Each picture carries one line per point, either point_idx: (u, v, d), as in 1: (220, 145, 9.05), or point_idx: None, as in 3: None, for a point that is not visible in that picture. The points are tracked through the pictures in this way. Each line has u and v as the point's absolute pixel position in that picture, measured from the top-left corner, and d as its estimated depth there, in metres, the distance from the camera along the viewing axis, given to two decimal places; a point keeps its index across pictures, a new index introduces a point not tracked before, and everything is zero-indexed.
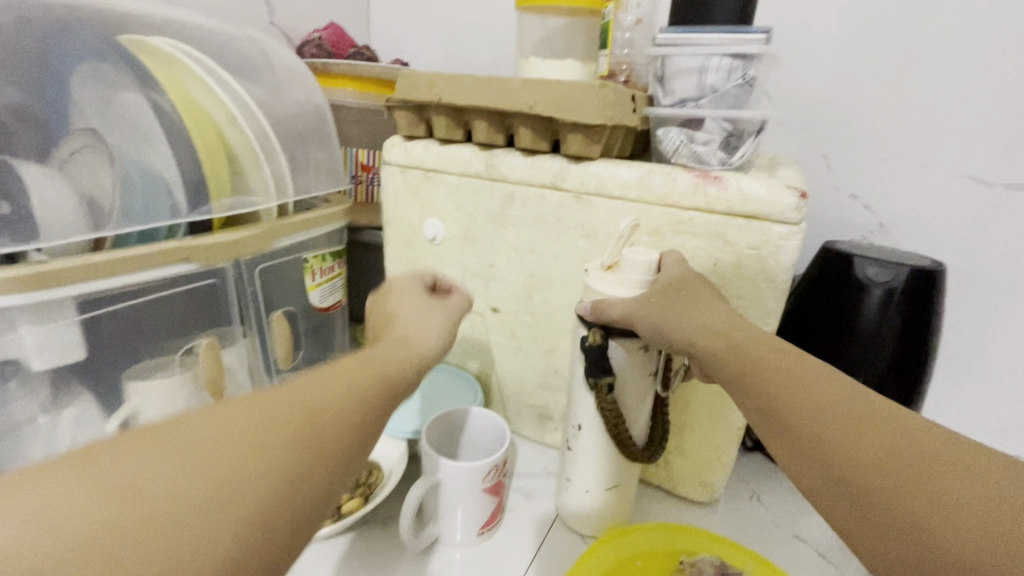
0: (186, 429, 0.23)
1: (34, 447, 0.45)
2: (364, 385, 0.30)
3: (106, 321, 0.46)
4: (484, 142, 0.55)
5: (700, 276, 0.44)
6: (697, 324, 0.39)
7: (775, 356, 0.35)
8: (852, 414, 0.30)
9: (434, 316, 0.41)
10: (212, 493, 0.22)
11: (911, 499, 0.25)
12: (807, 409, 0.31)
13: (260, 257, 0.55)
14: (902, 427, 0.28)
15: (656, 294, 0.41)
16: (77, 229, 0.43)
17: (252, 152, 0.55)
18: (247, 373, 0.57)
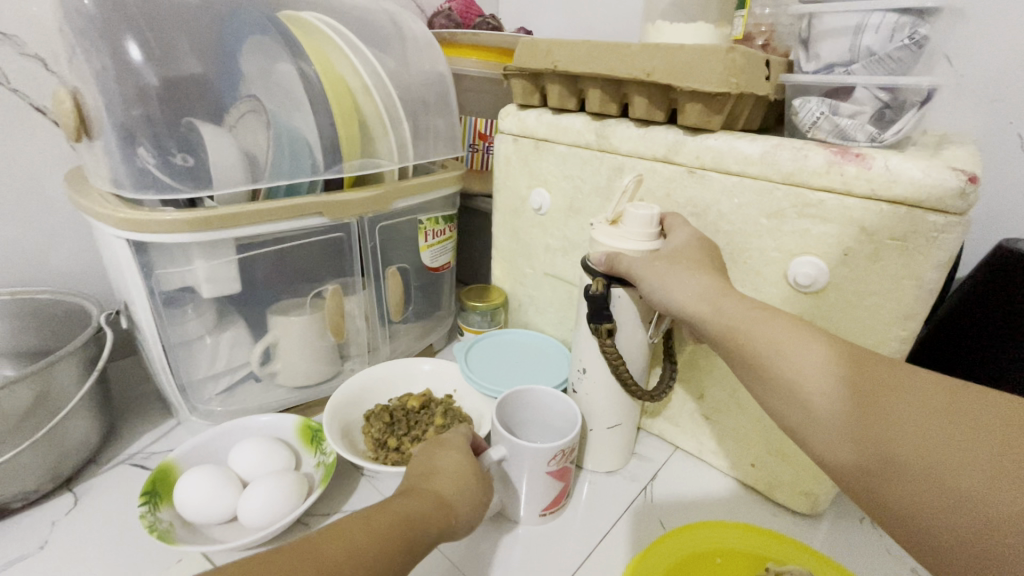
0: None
1: (202, 359, 0.56)
2: (385, 540, 0.34)
3: (256, 262, 0.55)
4: (597, 112, 0.54)
5: (703, 243, 0.45)
6: (682, 287, 0.40)
7: (760, 312, 0.36)
8: (825, 358, 0.32)
9: (474, 479, 0.44)
10: None
11: (879, 425, 0.29)
12: (787, 361, 0.33)
13: (381, 216, 0.61)
14: (870, 363, 0.32)
15: (659, 260, 0.43)
16: (239, 181, 0.51)
17: (380, 119, 0.59)
18: (364, 319, 0.64)
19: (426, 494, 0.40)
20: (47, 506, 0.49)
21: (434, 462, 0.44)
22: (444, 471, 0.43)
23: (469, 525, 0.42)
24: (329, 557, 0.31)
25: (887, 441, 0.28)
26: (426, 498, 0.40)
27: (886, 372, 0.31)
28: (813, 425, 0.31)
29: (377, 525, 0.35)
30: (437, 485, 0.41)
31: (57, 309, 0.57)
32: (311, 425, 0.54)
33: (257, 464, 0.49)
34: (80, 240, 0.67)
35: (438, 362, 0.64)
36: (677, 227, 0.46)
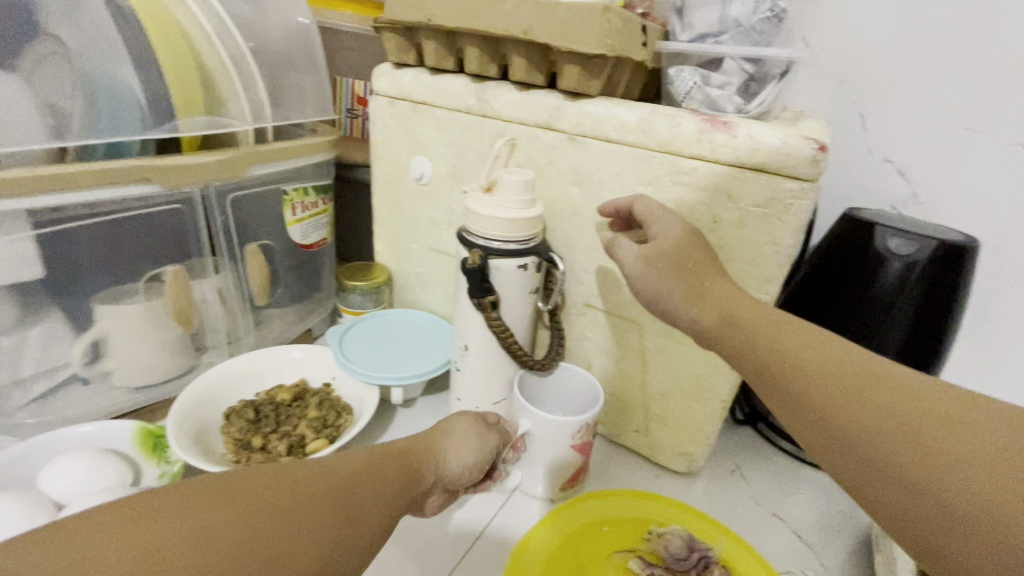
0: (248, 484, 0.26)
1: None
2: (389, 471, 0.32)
3: (71, 241, 0.45)
4: (477, 74, 0.50)
5: (691, 235, 0.40)
6: (704, 299, 0.37)
7: (781, 326, 0.34)
8: (856, 378, 0.29)
9: (475, 436, 0.40)
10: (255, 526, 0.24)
11: (902, 447, 0.26)
12: (804, 373, 0.30)
13: (233, 185, 0.52)
14: (906, 382, 0.28)
15: (662, 261, 0.39)
16: (33, 139, 0.41)
17: (228, 72, 0.51)
18: (222, 305, 0.56)
19: (418, 448, 0.36)
20: None
21: (450, 419, 0.41)
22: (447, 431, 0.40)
23: (458, 482, 0.38)
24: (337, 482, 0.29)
25: (918, 468, 0.25)
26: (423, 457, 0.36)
27: (923, 394, 0.27)
28: (830, 441, 0.28)
29: (377, 466, 0.32)
30: (443, 439, 0.38)
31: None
32: (153, 430, 0.47)
33: (77, 481, 0.41)
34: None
35: (312, 349, 0.58)
36: (659, 216, 0.41)
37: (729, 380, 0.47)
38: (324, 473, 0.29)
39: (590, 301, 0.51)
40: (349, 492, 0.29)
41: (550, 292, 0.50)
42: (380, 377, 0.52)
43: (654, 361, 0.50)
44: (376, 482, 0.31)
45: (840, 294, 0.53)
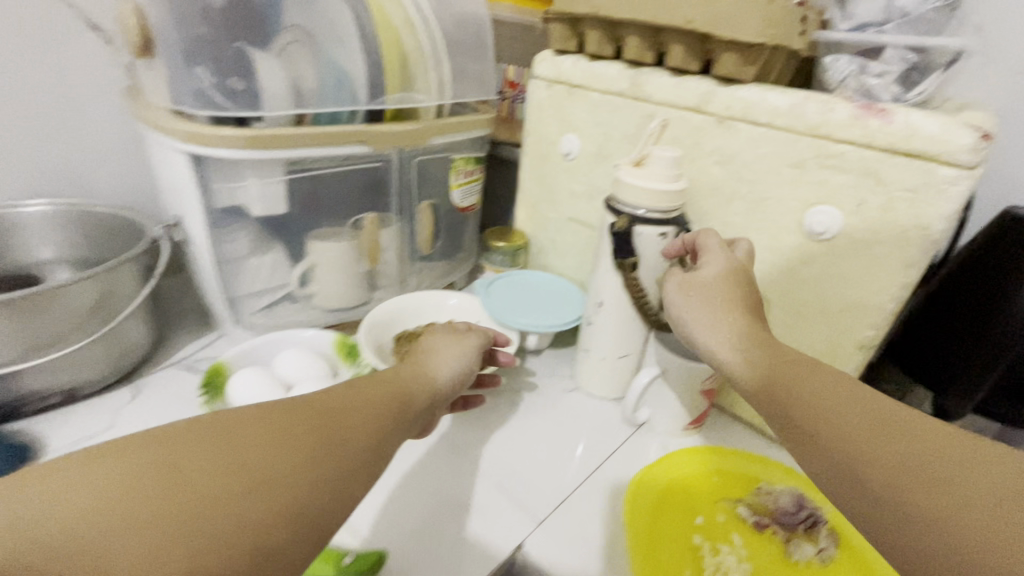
0: (231, 419, 0.29)
1: (245, 276, 0.60)
2: (383, 400, 0.35)
3: (302, 189, 0.57)
4: (633, 60, 0.56)
5: (737, 269, 0.44)
6: (733, 333, 0.41)
7: (803, 368, 0.36)
8: (879, 425, 0.30)
9: (457, 351, 0.45)
10: (240, 452, 0.27)
11: (925, 492, 0.26)
12: (829, 420, 0.32)
13: (418, 150, 0.63)
14: (910, 415, 0.30)
15: (695, 291, 0.44)
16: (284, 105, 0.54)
17: (421, 56, 0.61)
18: (395, 252, 0.67)
19: (413, 377, 0.39)
20: (109, 396, 0.53)
21: (433, 341, 0.46)
22: (423, 351, 0.45)
23: (452, 390, 0.43)
24: (332, 408, 0.31)
25: (941, 516, 0.25)
26: (405, 384, 0.38)
27: (921, 428, 0.29)
28: (854, 488, 0.29)
29: (374, 396, 0.35)
30: (429, 376, 0.41)
31: (104, 220, 0.58)
32: (347, 341, 0.58)
33: (300, 369, 0.54)
34: (129, 160, 0.70)
35: (465, 298, 0.68)
36: (707, 249, 0.46)
37: (856, 358, 0.50)
38: (315, 406, 0.31)
39: None
40: (313, 407, 0.31)
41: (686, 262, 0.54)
42: (522, 323, 0.61)
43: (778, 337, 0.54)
44: (349, 396, 0.33)
45: (983, 295, 0.52)
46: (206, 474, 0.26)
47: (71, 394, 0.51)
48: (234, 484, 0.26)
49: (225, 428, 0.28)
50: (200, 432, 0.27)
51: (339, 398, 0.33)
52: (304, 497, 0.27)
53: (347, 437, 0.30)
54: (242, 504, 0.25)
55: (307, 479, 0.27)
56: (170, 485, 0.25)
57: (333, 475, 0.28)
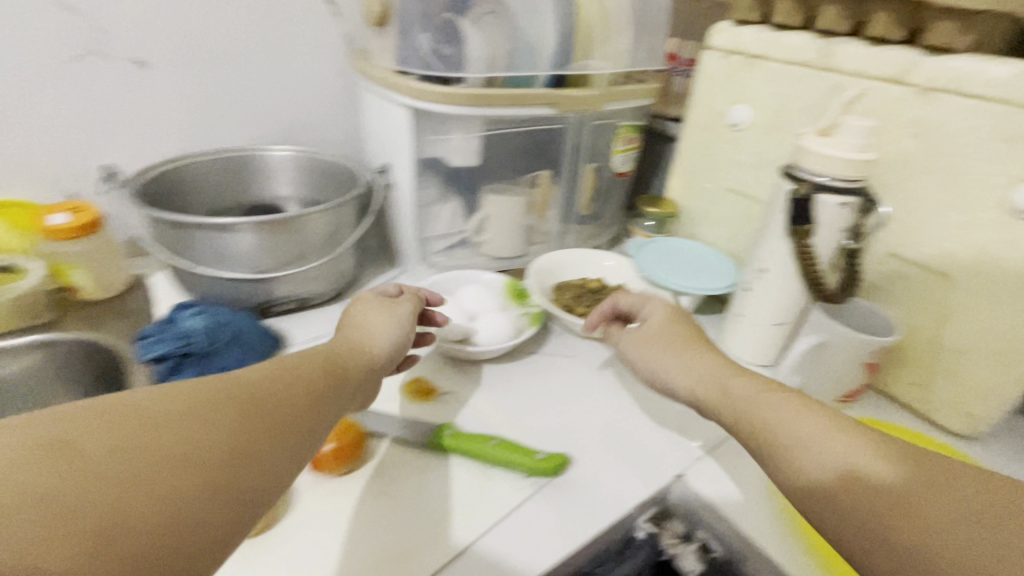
0: (138, 399, 0.26)
1: (434, 220, 0.69)
2: (313, 386, 0.34)
3: (490, 146, 0.65)
4: (826, 31, 0.56)
5: (677, 314, 0.48)
6: (684, 364, 0.42)
7: (761, 397, 0.36)
8: (855, 439, 0.31)
9: (390, 326, 0.45)
10: (155, 435, 0.25)
11: (900, 512, 0.27)
12: (801, 443, 0.32)
13: (594, 115, 0.67)
14: (876, 432, 0.31)
15: (655, 342, 0.46)
16: (480, 69, 0.59)
17: (604, 26, 0.64)
18: (560, 210, 0.73)
19: (341, 357, 0.39)
20: (327, 309, 0.65)
21: (357, 318, 0.45)
22: (354, 326, 0.44)
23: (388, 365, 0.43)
24: (257, 391, 0.30)
25: (918, 533, 0.26)
26: (341, 366, 0.38)
27: (891, 452, 0.30)
28: (829, 511, 0.29)
29: (305, 378, 0.34)
30: (355, 354, 0.40)
31: (321, 165, 0.69)
32: (516, 285, 0.65)
33: (478, 302, 0.61)
34: (350, 110, 0.76)
35: (622, 260, 0.72)
36: (648, 302, 0.50)
37: None
38: (239, 388, 0.30)
39: (896, 251, 0.55)
40: (235, 387, 0.30)
41: (861, 234, 0.53)
42: (677, 283, 0.64)
43: (958, 319, 0.52)
44: (278, 379, 0.32)
45: None
46: (117, 454, 0.24)
47: (302, 302, 0.64)
48: (151, 468, 0.24)
49: (128, 414, 0.25)
50: (107, 410, 0.25)
51: (270, 379, 0.32)
52: (227, 482, 0.26)
53: (275, 427, 0.29)
54: (161, 486, 0.24)
55: (228, 461, 0.26)
56: (58, 475, 0.22)
57: (259, 457, 0.27)
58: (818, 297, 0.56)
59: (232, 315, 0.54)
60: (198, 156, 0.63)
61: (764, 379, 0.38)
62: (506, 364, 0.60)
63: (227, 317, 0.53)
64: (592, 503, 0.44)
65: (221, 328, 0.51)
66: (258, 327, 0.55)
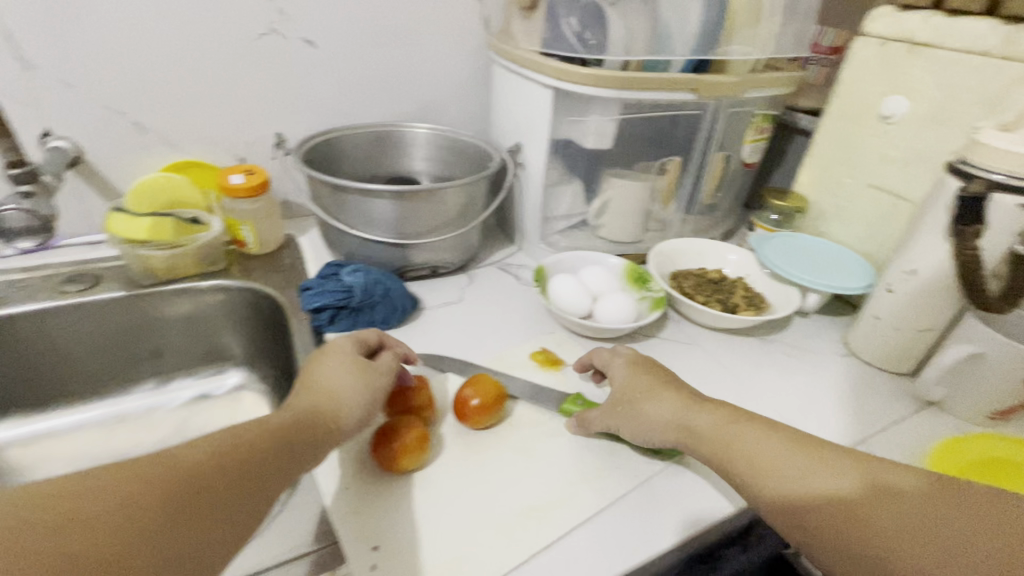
0: (71, 489, 0.25)
1: (558, 201, 0.71)
2: (271, 448, 0.33)
3: (623, 129, 0.66)
4: (1014, 17, 0.52)
5: (640, 365, 0.49)
6: (654, 419, 0.44)
7: (730, 429, 0.40)
8: (804, 456, 0.37)
9: (360, 379, 0.42)
10: (98, 525, 0.24)
11: (852, 520, 0.33)
12: (767, 469, 0.37)
13: (732, 101, 0.66)
14: (827, 447, 0.37)
15: (621, 405, 0.46)
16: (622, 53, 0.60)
17: (752, 12, 0.61)
18: (682, 198, 0.73)
19: (314, 413, 0.38)
20: (454, 279, 0.69)
21: (316, 370, 0.42)
22: (319, 382, 0.41)
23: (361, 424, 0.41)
24: (206, 462, 0.29)
25: (868, 538, 0.32)
26: (302, 421, 0.37)
27: (838, 464, 0.36)
28: (796, 527, 0.35)
29: (262, 440, 0.33)
30: (328, 406, 0.39)
31: (455, 143, 0.72)
32: (636, 269, 0.66)
33: (600, 283, 0.63)
34: (481, 91, 0.80)
35: (746, 254, 0.70)
36: (611, 364, 0.51)
37: None
38: (186, 461, 0.29)
39: None
40: (170, 455, 0.29)
41: None
42: (807, 279, 0.62)
43: None
44: (225, 448, 0.31)
45: None
46: (51, 530, 0.23)
47: (433, 270, 0.68)
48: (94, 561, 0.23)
49: (67, 508, 0.24)
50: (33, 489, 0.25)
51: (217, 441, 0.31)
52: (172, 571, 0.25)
53: (232, 503, 0.29)
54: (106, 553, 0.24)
55: (163, 525, 0.26)
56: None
57: (194, 520, 0.27)
58: (977, 305, 0.51)
59: (382, 275, 0.58)
60: (348, 129, 0.69)
61: (732, 407, 0.43)
62: (626, 345, 0.61)
63: (379, 276, 0.58)
64: (719, 488, 0.45)
65: (375, 285, 0.57)
66: (402, 287, 0.60)
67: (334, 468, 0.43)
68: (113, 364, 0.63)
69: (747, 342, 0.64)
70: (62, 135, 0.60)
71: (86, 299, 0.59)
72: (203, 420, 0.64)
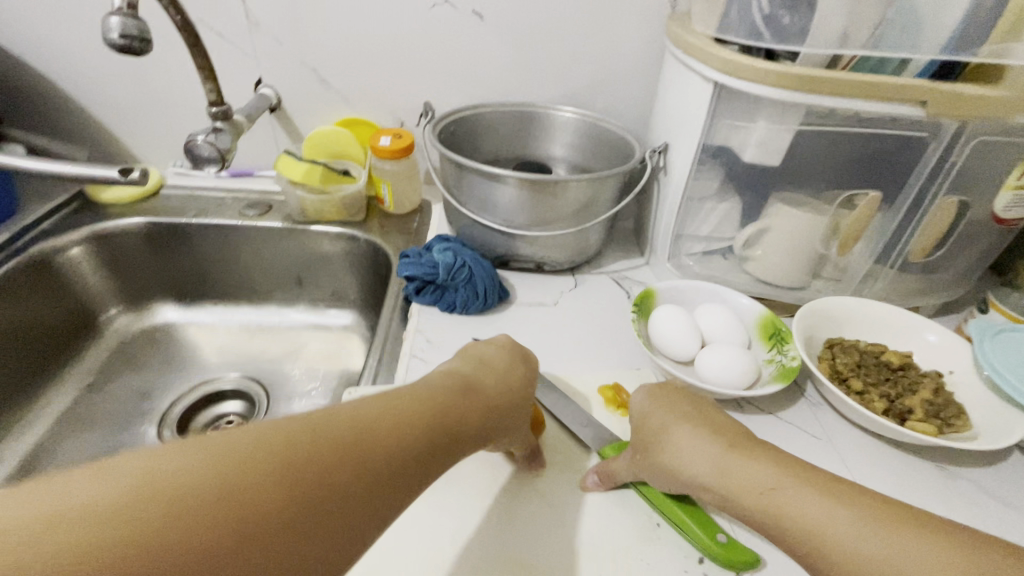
0: (256, 439, 0.25)
1: (699, 218, 0.59)
2: (433, 434, 0.31)
3: (802, 144, 0.51)
4: None
5: (663, 394, 0.42)
6: (676, 470, 0.37)
7: (769, 483, 0.33)
8: (854, 508, 0.30)
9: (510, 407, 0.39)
10: (282, 494, 0.24)
11: None
12: (814, 532, 0.30)
13: (991, 126, 0.46)
14: (885, 504, 0.30)
15: (638, 451, 0.40)
16: (820, 45, 0.46)
17: None
18: (875, 246, 0.55)
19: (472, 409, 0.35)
20: (559, 279, 0.64)
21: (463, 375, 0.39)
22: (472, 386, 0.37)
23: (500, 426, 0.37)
24: (372, 436, 0.28)
25: None
26: (459, 409, 0.34)
27: (900, 526, 0.29)
28: None
29: (424, 414, 0.32)
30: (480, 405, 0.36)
31: (600, 135, 0.66)
32: (775, 323, 0.52)
33: (718, 328, 0.52)
34: (651, 80, 0.71)
35: (952, 342, 0.50)
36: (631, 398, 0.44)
37: None
38: (356, 432, 0.28)
39: None
40: (355, 416, 0.29)
41: None
42: None
43: None
44: (390, 425, 0.29)
45: None
46: (242, 494, 0.23)
47: (539, 265, 0.64)
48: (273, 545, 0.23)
49: (258, 462, 0.25)
50: (214, 437, 0.25)
51: (330, 414, 0.28)
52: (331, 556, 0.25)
53: (391, 486, 0.28)
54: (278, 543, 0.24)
55: (333, 510, 0.25)
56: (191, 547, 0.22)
57: (386, 490, 0.28)
58: None
59: (471, 257, 0.56)
60: (495, 105, 0.68)
61: (770, 453, 0.35)
62: (728, 411, 0.49)
63: (467, 258, 0.56)
64: None
65: (461, 266, 0.55)
66: (492, 275, 0.57)
67: None
68: (267, 282, 0.75)
69: (909, 461, 0.46)
70: (269, 84, 0.72)
71: (256, 222, 0.70)
72: (316, 348, 0.72)
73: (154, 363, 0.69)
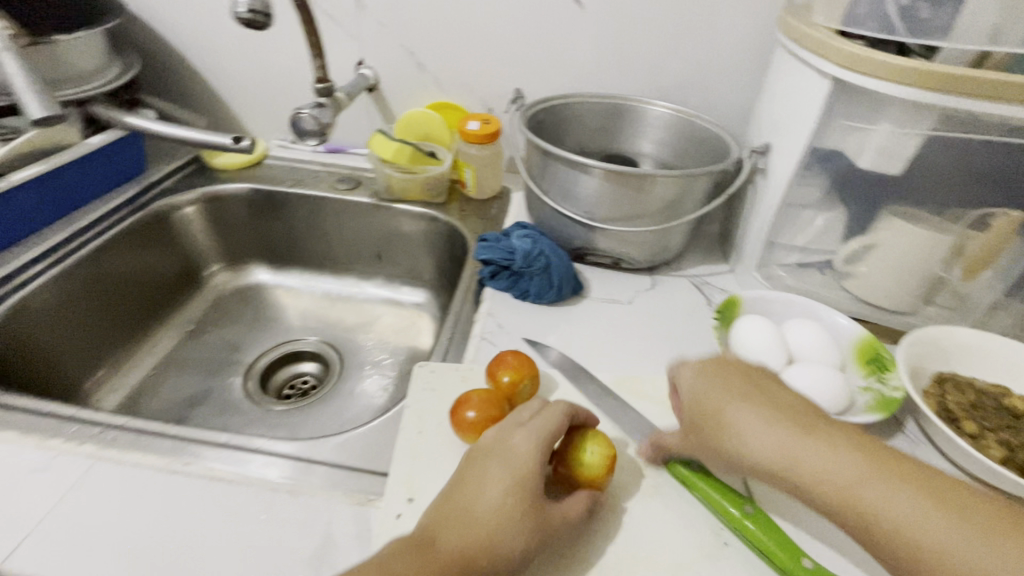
0: None
1: (797, 227, 0.55)
2: None
3: (931, 152, 0.46)
4: None
5: (716, 371, 0.39)
6: (734, 454, 0.35)
7: (844, 471, 0.32)
8: (943, 509, 0.29)
9: (508, 519, 0.33)
10: None
11: None
12: (904, 535, 0.29)
13: None
14: (973, 505, 0.29)
15: (692, 432, 0.38)
16: (965, 40, 0.41)
17: None
18: (1007, 273, 0.49)
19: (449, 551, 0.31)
20: (635, 278, 0.62)
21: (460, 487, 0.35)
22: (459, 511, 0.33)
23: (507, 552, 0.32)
24: None
25: None
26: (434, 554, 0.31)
27: (995, 528, 0.28)
28: None
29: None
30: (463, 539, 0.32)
31: (696, 132, 0.63)
32: (875, 348, 0.48)
33: (808, 346, 0.48)
34: (756, 77, 0.66)
35: None
36: (676, 374, 0.41)
37: None
38: None
39: None
40: None
41: None
42: None
43: None
44: None
45: None
46: None
47: (616, 262, 0.63)
48: None
49: None
50: None
51: None
52: None
53: None
54: None
55: None
56: None
57: None
58: None
59: (551, 247, 0.56)
60: (587, 96, 0.66)
61: (843, 439, 0.33)
62: None
63: (546, 247, 0.56)
64: None
65: (538, 255, 0.54)
66: (568, 267, 0.57)
67: (420, 409, 0.44)
68: (349, 255, 0.78)
69: None
70: (370, 65, 0.75)
71: (346, 197, 0.74)
72: (388, 322, 0.75)
73: (243, 319, 0.75)
